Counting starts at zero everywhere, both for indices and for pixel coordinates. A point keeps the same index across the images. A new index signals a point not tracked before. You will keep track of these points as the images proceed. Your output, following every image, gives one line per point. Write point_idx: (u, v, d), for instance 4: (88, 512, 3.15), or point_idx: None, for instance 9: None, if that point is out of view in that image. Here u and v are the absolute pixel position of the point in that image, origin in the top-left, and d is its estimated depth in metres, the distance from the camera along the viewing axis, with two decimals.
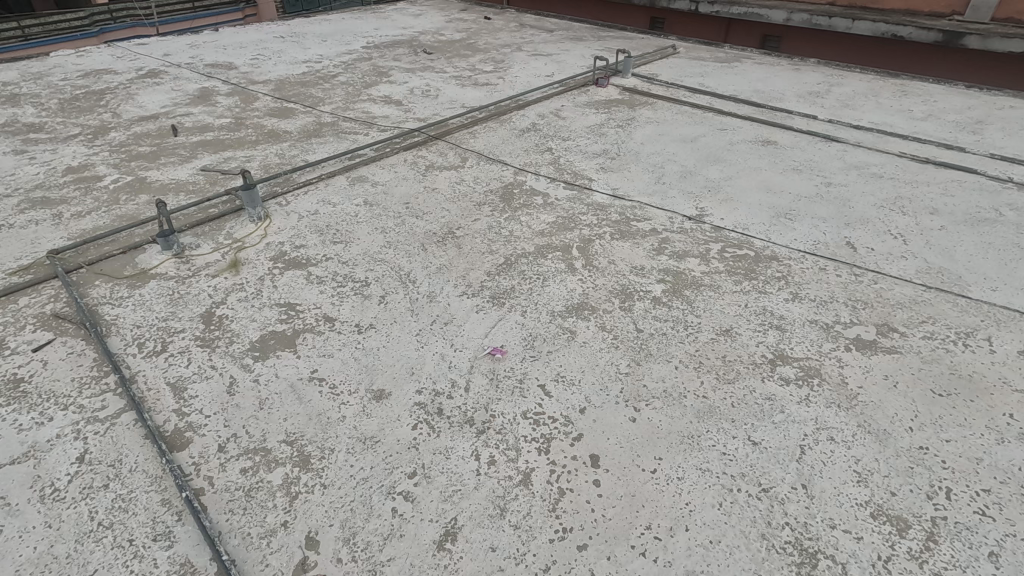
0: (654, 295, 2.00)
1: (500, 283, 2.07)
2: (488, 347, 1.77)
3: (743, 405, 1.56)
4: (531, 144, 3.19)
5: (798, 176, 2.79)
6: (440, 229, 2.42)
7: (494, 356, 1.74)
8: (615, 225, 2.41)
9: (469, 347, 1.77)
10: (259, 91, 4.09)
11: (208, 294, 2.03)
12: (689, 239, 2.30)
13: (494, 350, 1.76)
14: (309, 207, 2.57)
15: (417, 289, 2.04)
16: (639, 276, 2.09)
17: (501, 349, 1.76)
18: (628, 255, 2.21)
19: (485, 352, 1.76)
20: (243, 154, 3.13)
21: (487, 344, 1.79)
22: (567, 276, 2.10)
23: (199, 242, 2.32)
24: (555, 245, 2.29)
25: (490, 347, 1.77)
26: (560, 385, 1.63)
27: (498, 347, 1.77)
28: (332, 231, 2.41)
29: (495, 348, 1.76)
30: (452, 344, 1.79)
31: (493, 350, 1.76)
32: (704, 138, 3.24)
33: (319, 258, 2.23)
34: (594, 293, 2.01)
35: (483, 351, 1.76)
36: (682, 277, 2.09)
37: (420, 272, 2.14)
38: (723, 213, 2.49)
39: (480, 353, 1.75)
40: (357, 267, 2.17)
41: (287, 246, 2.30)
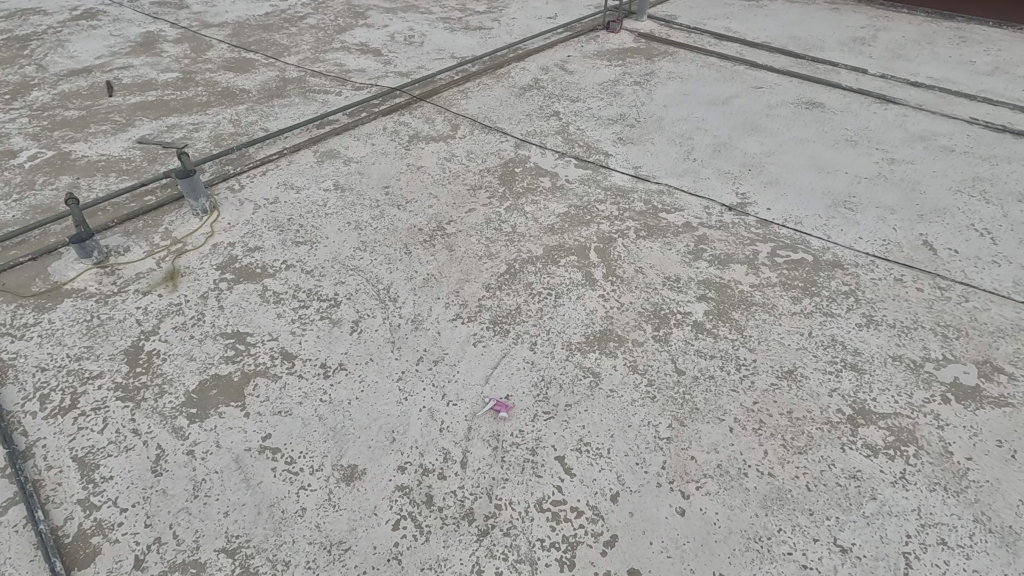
0: (695, 319, 1.61)
1: (503, 302, 1.67)
2: (489, 404, 1.38)
3: (822, 489, 1.20)
4: (534, 106, 2.69)
5: (854, 149, 2.34)
6: (427, 224, 1.99)
7: (498, 417, 1.36)
8: (640, 219, 1.98)
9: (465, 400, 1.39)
10: (213, 37, 3.49)
11: (136, 320, 1.62)
12: (731, 238, 1.89)
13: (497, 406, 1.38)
14: (267, 195, 2.12)
15: (400, 313, 1.64)
16: (674, 291, 1.70)
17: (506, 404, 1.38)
18: (658, 261, 1.81)
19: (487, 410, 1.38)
20: (190, 120, 2.61)
21: (487, 398, 1.40)
22: (586, 292, 1.70)
23: (129, 245, 1.88)
24: (568, 246, 1.88)
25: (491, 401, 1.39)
26: (585, 458, 1.27)
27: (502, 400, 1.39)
28: (295, 227, 1.97)
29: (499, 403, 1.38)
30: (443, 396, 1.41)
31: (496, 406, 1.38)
32: (738, 99, 2.75)
33: (277, 266, 1.81)
34: (620, 317, 1.61)
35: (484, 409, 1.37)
36: (727, 292, 1.69)
37: (403, 286, 1.73)
38: (768, 201, 2.06)
39: (481, 412, 1.37)
40: (325, 281, 1.75)
41: (239, 250, 1.87)
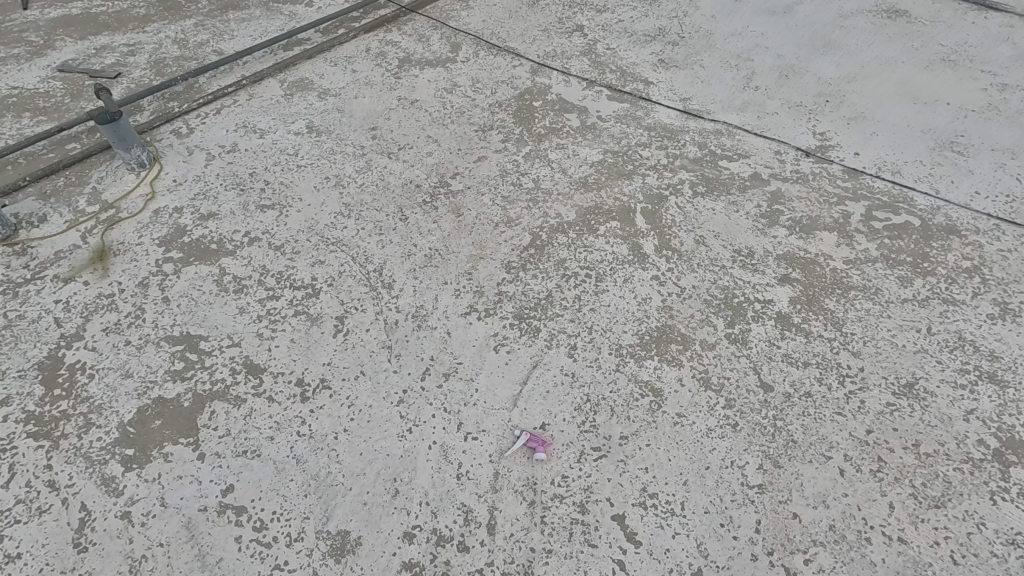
0: (778, 310, 1.25)
1: (529, 289, 1.31)
2: (520, 441, 1.04)
3: (973, 563, 0.90)
4: (551, 19, 2.18)
5: (954, 71, 1.87)
6: (427, 178, 1.58)
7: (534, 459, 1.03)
8: (696, 170, 1.57)
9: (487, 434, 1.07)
10: None
11: (55, 319, 1.25)
12: (813, 195, 1.49)
13: (530, 443, 1.04)
14: (223, 141, 1.68)
15: (397, 306, 1.28)
16: (747, 270, 1.33)
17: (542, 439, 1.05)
18: (723, 228, 1.42)
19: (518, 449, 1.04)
20: (124, 40, 2.10)
21: (515, 431, 1.06)
22: (634, 272, 1.33)
23: (46, 214, 1.47)
24: (607, 208, 1.48)
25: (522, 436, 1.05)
26: (652, 519, 0.96)
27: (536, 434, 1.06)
28: (259, 184, 1.55)
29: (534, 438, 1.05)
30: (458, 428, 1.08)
31: (529, 442, 1.04)
32: (802, 6, 2.22)
33: (237, 240, 1.41)
34: (680, 309, 1.25)
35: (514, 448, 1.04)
36: (817, 272, 1.32)
37: (400, 267, 1.35)
38: (854, 142, 1.64)
39: (510, 453, 1.04)
40: (299, 261, 1.37)
41: (188, 217, 1.46)
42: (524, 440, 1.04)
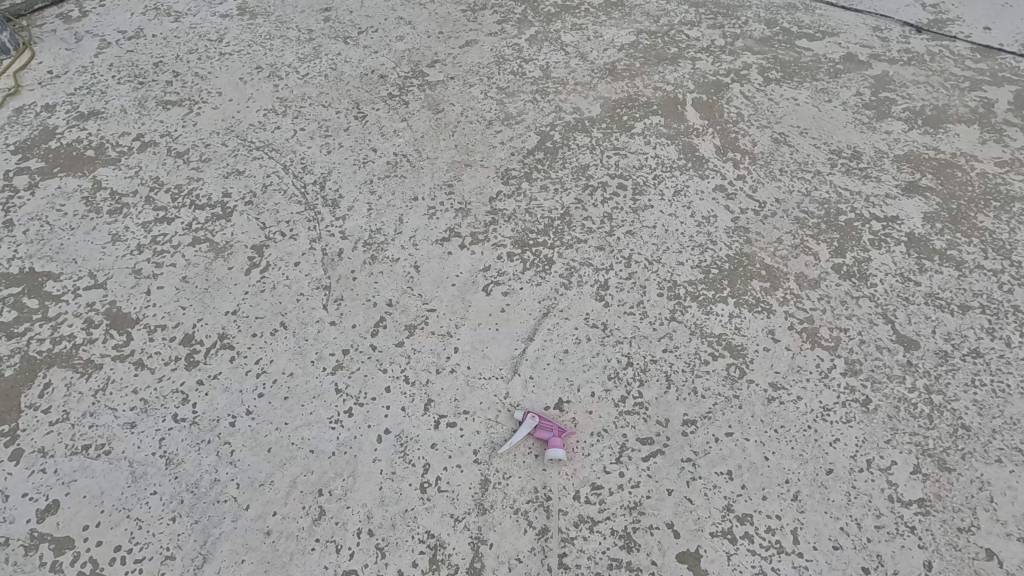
0: (909, 231, 0.83)
1: (536, 207, 0.90)
2: (527, 429, 0.65)
3: None
4: None
5: None
6: (396, 66, 1.15)
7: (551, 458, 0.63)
8: (766, 51, 1.14)
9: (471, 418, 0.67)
10: None
11: None
12: (936, 79, 1.06)
13: (541, 433, 0.65)
14: (123, 24, 1.25)
15: (343, 231, 0.87)
16: (854, 177, 0.91)
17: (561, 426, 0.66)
18: (813, 122, 1.00)
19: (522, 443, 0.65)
20: None
21: (519, 414, 0.67)
22: (688, 182, 0.92)
23: None
24: (646, 99, 1.05)
25: (530, 420, 0.66)
26: (744, 564, 0.57)
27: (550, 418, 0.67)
28: (165, 75, 1.13)
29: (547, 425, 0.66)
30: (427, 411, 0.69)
31: (540, 431, 0.65)
32: None
33: (124, 146, 1.00)
34: (761, 232, 0.85)
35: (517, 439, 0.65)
36: (957, 178, 0.90)
37: (351, 179, 0.94)
38: (979, 16, 1.19)
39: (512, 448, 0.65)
40: (206, 172, 0.96)
41: (60, 116, 1.05)
42: (534, 427, 0.65)
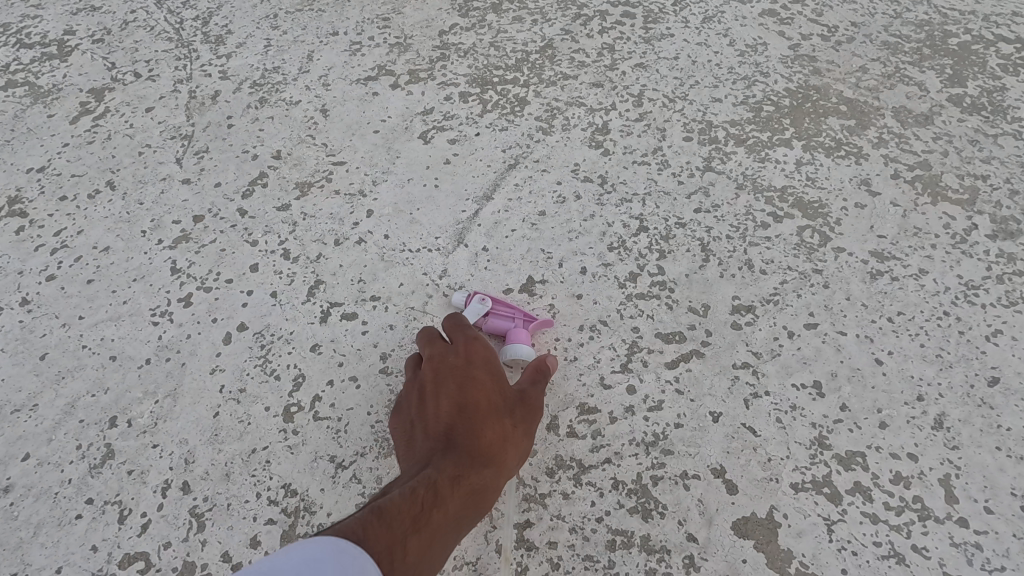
0: None
1: (505, 40, 0.62)
2: (474, 317, 0.39)
3: None
4: None
5: None
6: None
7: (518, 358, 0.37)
8: None
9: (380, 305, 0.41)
10: None
11: None
12: None
13: (496, 323, 0.39)
14: None
15: (225, 70, 0.60)
16: None
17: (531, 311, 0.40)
18: None
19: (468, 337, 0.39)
20: None
21: (457, 296, 0.40)
22: (723, 7, 0.64)
23: None
24: None
25: (478, 301, 0.39)
26: (859, 542, 0.31)
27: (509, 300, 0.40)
28: None
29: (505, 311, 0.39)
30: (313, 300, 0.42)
31: (495, 320, 0.39)
32: None
33: None
34: (835, 60, 0.57)
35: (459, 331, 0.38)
36: None
37: (246, 12, 0.67)
38: None
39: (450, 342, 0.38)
40: (47, 8, 0.68)
41: None
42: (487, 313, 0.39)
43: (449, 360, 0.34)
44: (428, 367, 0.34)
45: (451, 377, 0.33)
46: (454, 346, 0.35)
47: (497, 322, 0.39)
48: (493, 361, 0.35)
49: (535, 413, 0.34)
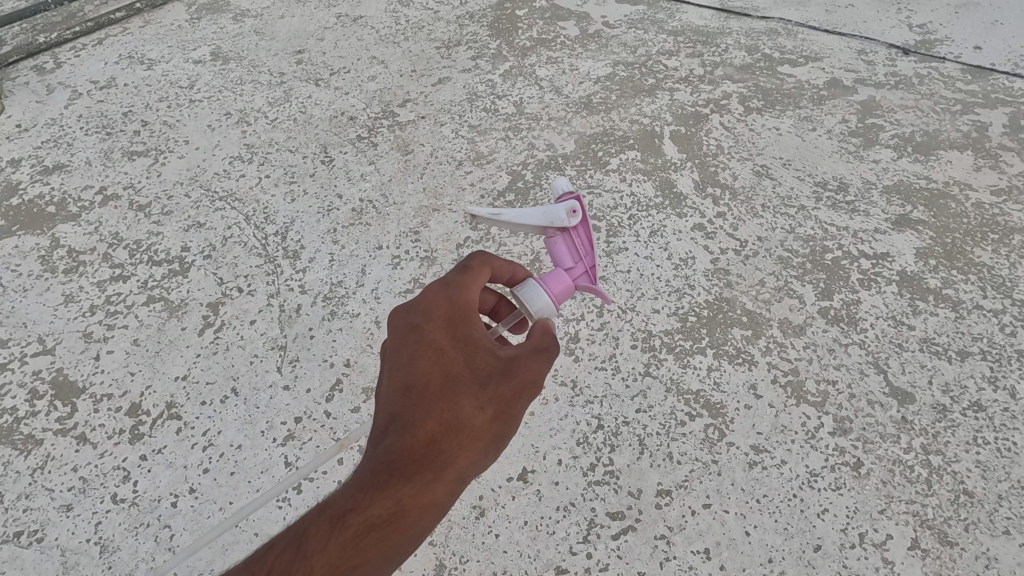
0: (901, 269, 0.78)
1: (505, 253, 0.85)
2: (564, 205, 0.59)
3: None
4: None
5: None
6: (367, 107, 1.13)
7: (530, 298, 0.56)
8: (746, 79, 1.10)
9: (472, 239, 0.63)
10: None
11: None
12: (922, 102, 1.02)
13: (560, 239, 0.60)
14: (99, 75, 1.25)
15: (303, 284, 0.83)
16: (842, 210, 0.86)
17: (588, 267, 0.61)
18: (798, 153, 0.95)
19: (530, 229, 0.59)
20: None
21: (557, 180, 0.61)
22: (665, 221, 0.87)
23: None
24: (621, 132, 1.02)
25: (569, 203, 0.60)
26: None
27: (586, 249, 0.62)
28: (135, 126, 1.12)
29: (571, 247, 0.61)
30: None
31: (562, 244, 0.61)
32: None
33: (85, 200, 0.98)
34: (742, 273, 0.80)
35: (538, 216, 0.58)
36: (952, 208, 0.85)
37: (314, 228, 0.91)
38: (970, 34, 1.15)
39: (515, 221, 0.57)
40: (167, 224, 0.93)
41: (27, 172, 1.04)
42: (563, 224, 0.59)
43: (415, 324, 0.51)
44: (400, 336, 0.51)
45: (408, 349, 0.50)
46: (421, 311, 0.51)
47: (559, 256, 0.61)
48: (451, 323, 0.51)
49: (502, 376, 0.48)
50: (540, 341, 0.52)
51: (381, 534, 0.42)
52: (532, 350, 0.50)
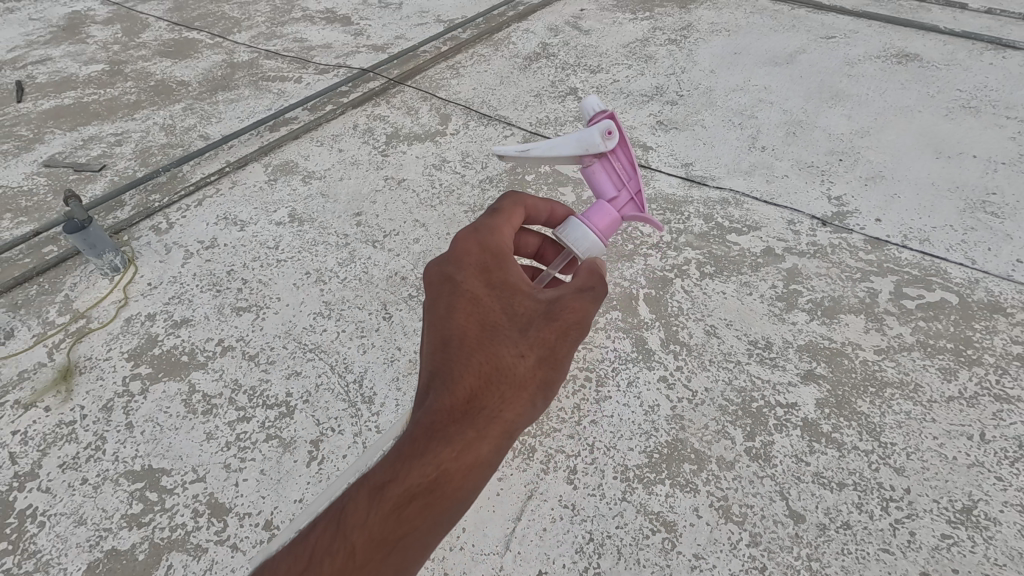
0: (804, 416, 1.10)
1: None
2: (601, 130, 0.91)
3: None
4: (543, 83, 2.12)
5: (978, 119, 1.76)
6: (414, 268, 1.48)
7: (582, 239, 0.91)
8: (703, 246, 1.44)
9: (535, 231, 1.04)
10: (151, 14, 2.94)
11: (10, 454, 1.15)
12: (832, 270, 1.36)
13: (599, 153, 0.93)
14: (203, 235, 1.61)
15: (378, 425, 1.15)
16: (766, 365, 1.19)
17: (628, 194, 0.95)
18: (739, 314, 1.29)
19: (568, 157, 0.92)
20: (112, 130, 2.08)
21: (594, 101, 0.94)
22: (639, 373, 1.20)
23: (15, 325, 1.39)
24: (607, 294, 1.36)
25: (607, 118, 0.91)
26: None
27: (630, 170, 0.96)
28: (238, 283, 1.47)
29: (612, 168, 0.95)
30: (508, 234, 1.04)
31: (604, 170, 0.95)
32: (806, 55, 2.16)
33: (209, 350, 1.32)
34: (693, 418, 1.12)
35: (577, 138, 0.90)
36: (845, 365, 1.17)
37: (382, 377, 1.24)
38: (875, 207, 1.51)
39: (562, 152, 0.91)
40: (273, 373, 1.26)
41: (161, 325, 1.38)
42: (600, 141, 0.90)
43: (461, 277, 0.86)
44: (457, 289, 0.85)
45: (459, 305, 0.83)
46: (468, 266, 0.86)
47: (601, 178, 0.95)
48: (484, 270, 0.85)
49: (525, 308, 0.82)
50: (588, 281, 0.83)
51: (430, 495, 0.70)
52: (555, 297, 0.82)
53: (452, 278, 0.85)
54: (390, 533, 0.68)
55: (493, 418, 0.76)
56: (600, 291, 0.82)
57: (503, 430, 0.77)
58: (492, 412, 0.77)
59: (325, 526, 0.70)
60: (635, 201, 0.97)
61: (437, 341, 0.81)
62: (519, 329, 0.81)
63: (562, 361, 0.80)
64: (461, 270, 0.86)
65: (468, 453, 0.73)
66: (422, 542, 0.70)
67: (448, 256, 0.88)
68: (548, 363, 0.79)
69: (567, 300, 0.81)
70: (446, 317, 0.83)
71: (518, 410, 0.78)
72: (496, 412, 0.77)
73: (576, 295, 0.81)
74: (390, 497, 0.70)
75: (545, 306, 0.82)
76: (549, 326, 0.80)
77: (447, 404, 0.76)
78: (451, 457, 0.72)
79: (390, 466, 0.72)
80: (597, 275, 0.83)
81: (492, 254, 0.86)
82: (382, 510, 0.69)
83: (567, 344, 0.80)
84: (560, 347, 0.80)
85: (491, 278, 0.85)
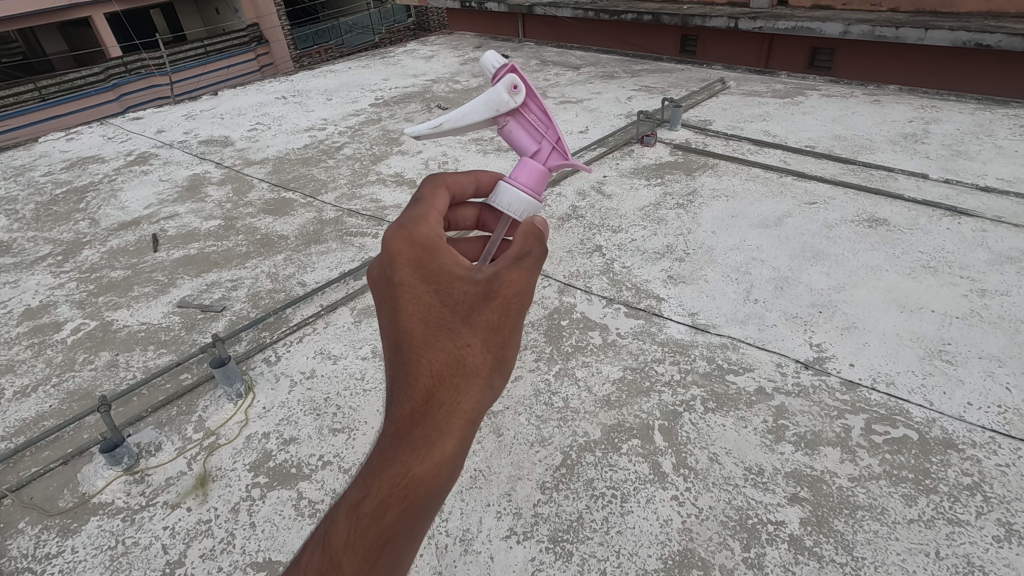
0: (790, 531, 1.37)
1: (562, 511, 1.47)
2: (505, 80, 1.05)
3: None
4: (574, 240, 2.60)
5: (936, 276, 2.14)
6: None
7: (517, 201, 1.07)
8: (706, 385, 1.78)
9: (472, 204, 1.20)
10: (255, 176, 3.65)
11: (162, 544, 1.49)
12: (813, 408, 1.67)
13: (510, 109, 1.08)
14: (304, 366, 2.03)
15: (447, 529, 1.45)
16: (762, 488, 1.47)
17: (551, 146, 1.11)
18: (736, 442, 1.59)
19: (486, 118, 1.06)
20: (229, 276, 2.61)
21: (494, 57, 1.07)
22: (655, 493, 1.49)
23: (160, 439, 1.78)
24: (629, 424, 1.68)
25: (508, 74, 1.06)
26: None
27: (546, 121, 1.12)
28: (332, 408, 1.85)
29: (528, 123, 1.10)
30: (449, 212, 1.18)
31: (522, 126, 1.10)
32: (791, 218, 2.61)
33: (312, 464, 1.67)
34: (699, 533, 1.39)
35: (487, 99, 1.05)
36: (824, 489, 1.45)
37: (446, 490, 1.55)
38: (848, 353, 1.85)
39: (472, 115, 1.05)
40: None
41: (274, 443, 1.75)
42: (507, 97, 1.05)
43: (396, 278, 0.96)
44: (397, 285, 0.96)
45: (405, 303, 0.96)
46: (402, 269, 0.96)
47: (522, 134, 1.11)
48: (421, 267, 0.97)
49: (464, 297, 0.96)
50: (515, 255, 0.96)
51: (398, 503, 0.85)
52: (488, 289, 0.95)
53: (391, 280, 0.97)
54: (373, 541, 0.83)
55: (451, 409, 0.91)
56: (535, 256, 0.96)
57: (463, 417, 0.92)
58: (449, 403, 0.91)
59: (313, 552, 0.85)
60: (557, 149, 1.12)
61: (392, 345, 0.95)
62: (462, 317, 0.95)
63: (504, 338, 0.95)
64: (398, 272, 0.97)
65: (431, 456, 0.87)
66: (403, 540, 0.85)
67: (383, 260, 0.98)
68: (489, 344, 0.94)
69: (503, 277, 0.94)
70: (394, 320, 0.96)
71: (474, 395, 0.93)
72: (452, 402, 0.92)
73: (510, 270, 0.95)
74: (367, 509, 0.85)
75: (483, 290, 0.95)
76: (490, 307, 0.94)
77: (407, 408, 0.91)
78: (417, 457, 0.87)
79: (364, 484, 0.87)
80: (532, 241, 0.97)
81: (422, 246, 0.98)
82: (360, 524, 0.84)
83: (507, 321, 0.95)
84: (500, 324, 0.95)
85: (426, 269, 0.97)
